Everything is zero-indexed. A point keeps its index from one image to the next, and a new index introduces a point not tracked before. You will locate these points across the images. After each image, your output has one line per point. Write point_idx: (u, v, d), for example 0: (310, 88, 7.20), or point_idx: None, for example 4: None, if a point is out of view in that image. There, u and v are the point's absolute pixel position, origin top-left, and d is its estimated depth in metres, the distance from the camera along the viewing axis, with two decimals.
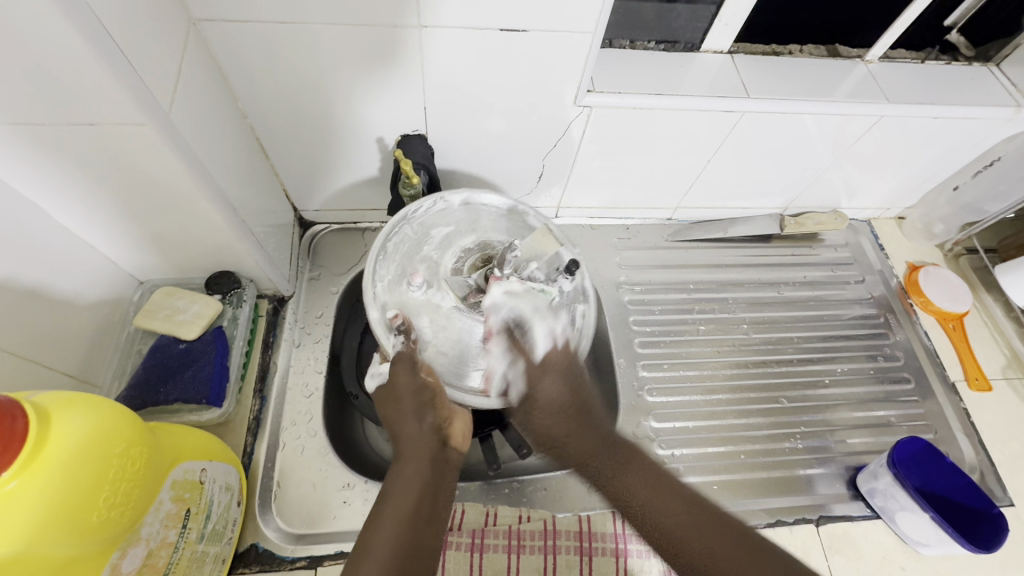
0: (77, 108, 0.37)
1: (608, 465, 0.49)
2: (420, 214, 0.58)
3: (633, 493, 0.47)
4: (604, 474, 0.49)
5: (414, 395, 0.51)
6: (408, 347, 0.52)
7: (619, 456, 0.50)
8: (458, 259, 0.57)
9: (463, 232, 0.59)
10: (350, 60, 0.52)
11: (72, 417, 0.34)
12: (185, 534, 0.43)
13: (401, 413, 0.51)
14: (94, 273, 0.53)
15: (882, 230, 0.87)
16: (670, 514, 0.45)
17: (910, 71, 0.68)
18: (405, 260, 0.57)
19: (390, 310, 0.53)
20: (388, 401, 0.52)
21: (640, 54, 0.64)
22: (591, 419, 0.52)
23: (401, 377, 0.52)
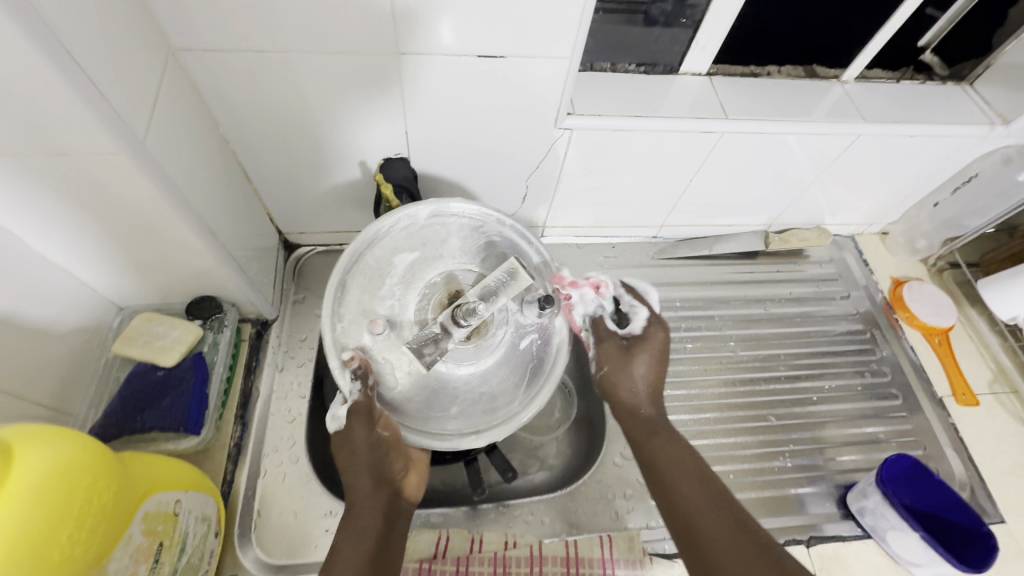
0: (50, 136, 0.37)
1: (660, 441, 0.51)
2: (386, 237, 0.55)
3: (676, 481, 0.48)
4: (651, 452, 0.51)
5: (369, 450, 0.49)
6: (364, 395, 0.50)
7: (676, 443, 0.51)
8: (423, 299, 0.55)
9: (429, 261, 0.56)
10: (331, 85, 0.52)
11: (35, 451, 0.34)
12: (157, 568, 0.42)
13: (354, 468, 0.49)
14: (69, 300, 0.52)
15: (866, 246, 0.88)
16: (706, 507, 0.45)
17: (885, 90, 0.70)
18: (368, 295, 0.54)
19: (346, 354, 0.50)
20: (343, 452, 0.50)
21: (621, 77, 0.65)
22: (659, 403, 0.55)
23: (359, 431, 0.49)
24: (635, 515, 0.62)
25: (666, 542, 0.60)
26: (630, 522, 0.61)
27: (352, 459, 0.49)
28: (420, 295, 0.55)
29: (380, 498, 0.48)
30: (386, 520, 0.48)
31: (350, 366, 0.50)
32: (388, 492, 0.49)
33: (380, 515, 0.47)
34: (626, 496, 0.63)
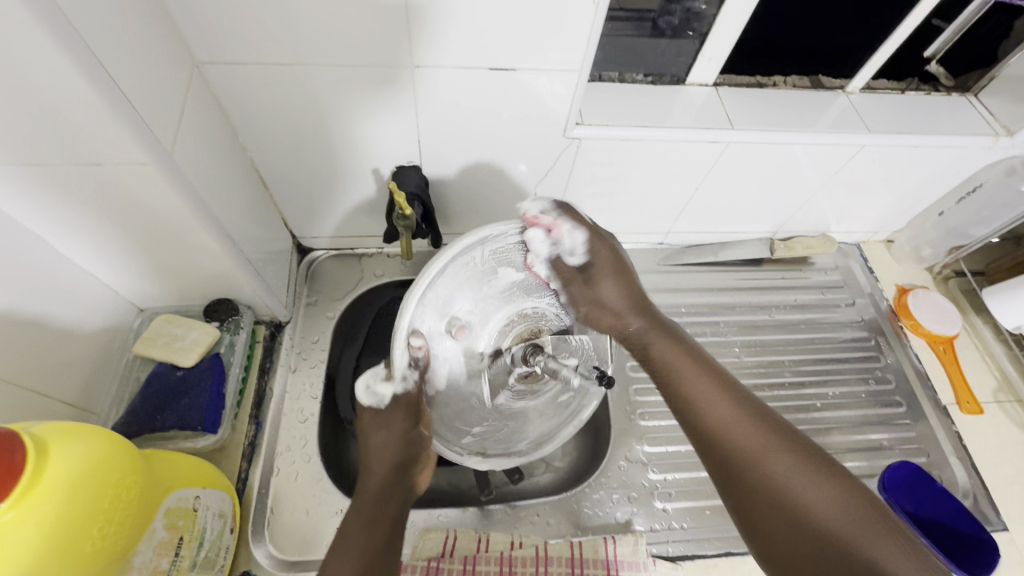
0: (81, 148, 0.39)
1: (674, 360, 0.50)
2: (500, 254, 0.53)
3: (700, 403, 0.47)
4: (665, 370, 0.50)
5: (399, 440, 0.49)
6: (408, 389, 0.50)
7: (692, 360, 0.50)
8: (502, 325, 0.55)
9: (530, 290, 0.56)
10: (347, 96, 0.54)
11: (69, 447, 0.35)
12: (177, 561, 0.44)
13: (382, 453, 0.48)
14: (94, 302, 0.54)
15: (871, 253, 0.88)
16: (747, 440, 0.43)
17: (890, 101, 0.70)
18: (464, 296, 0.52)
19: (412, 344, 0.48)
20: (381, 425, 0.49)
21: (628, 87, 0.66)
22: (653, 314, 0.54)
23: (400, 419, 0.49)
24: (639, 517, 0.63)
25: (668, 544, 0.62)
26: (634, 524, 0.62)
27: (383, 444, 0.49)
28: (506, 319, 0.56)
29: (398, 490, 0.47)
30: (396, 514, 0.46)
31: (417, 349, 0.48)
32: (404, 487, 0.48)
33: (390, 509, 0.46)
34: (629, 497, 0.64)
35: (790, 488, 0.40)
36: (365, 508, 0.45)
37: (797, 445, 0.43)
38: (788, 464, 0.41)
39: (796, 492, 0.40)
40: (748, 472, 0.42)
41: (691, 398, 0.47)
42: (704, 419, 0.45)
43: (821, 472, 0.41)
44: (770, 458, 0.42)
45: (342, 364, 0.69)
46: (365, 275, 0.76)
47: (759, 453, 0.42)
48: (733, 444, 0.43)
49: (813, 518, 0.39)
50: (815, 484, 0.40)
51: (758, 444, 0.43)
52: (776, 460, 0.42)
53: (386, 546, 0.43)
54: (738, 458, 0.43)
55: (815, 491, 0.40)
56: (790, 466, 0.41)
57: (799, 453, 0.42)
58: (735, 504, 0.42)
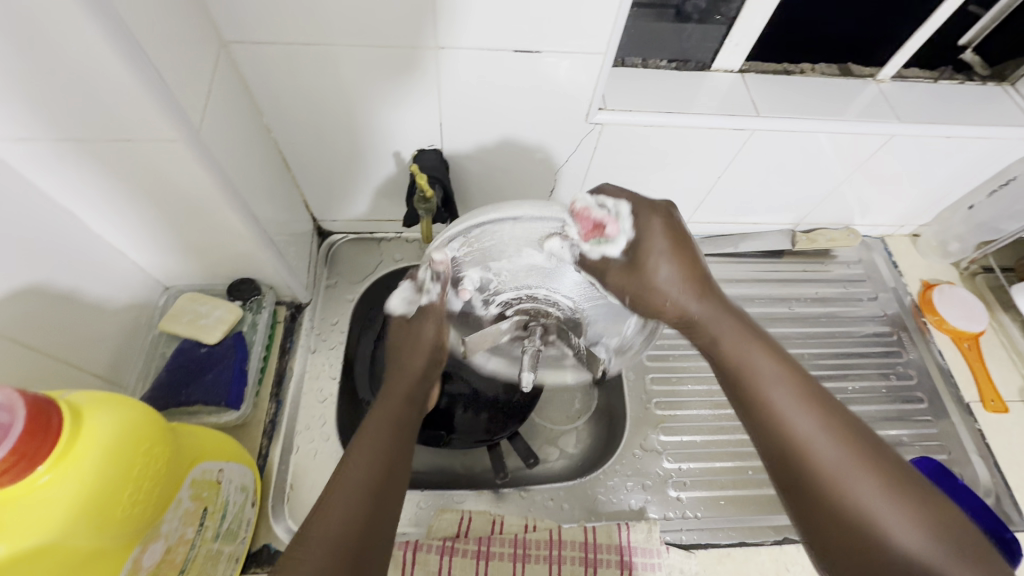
0: (112, 123, 0.40)
1: (754, 363, 0.42)
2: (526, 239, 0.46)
3: (786, 409, 0.40)
4: (737, 367, 0.43)
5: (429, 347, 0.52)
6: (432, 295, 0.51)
7: (769, 357, 0.42)
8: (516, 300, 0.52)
9: (547, 280, 0.50)
10: (371, 78, 0.54)
11: (102, 416, 0.36)
12: (201, 531, 0.45)
13: (413, 352, 0.53)
14: (122, 278, 0.55)
15: (896, 247, 0.87)
16: (827, 451, 0.38)
17: (922, 90, 0.69)
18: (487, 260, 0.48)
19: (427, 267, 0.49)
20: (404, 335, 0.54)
21: (653, 72, 0.66)
22: (725, 305, 0.45)
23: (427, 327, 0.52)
24: (653, 505, 0.63)
25: (682, 533, 0.62)
26: (648, 512, 0.63)
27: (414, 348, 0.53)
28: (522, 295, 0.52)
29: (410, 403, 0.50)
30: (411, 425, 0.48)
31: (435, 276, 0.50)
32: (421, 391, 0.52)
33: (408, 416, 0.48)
34: (643, 485, 0.64)
35: (870, 501, 0.37)
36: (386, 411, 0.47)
37: (878, 455, 0.38)
38: (873, 477, 0.37)
39: (877, 510, 0.36)
40: (825, 485, 0.38)
41: (770, 399, 0.41)
42: (785, 428, 0.40)
43: (900, 484, 0.37)
44: (852, 470, 0.38)
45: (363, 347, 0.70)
46: (383, 260, 0.77)
47: (840, 466, 0.38)
48: (813, 456, 0.38)
49: (887, 529, 0.36)
50: (899, 498, 0.37)
51: (843, 455, 0.38)
52: (862, 475, 0.37)
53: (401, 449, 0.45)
54: (820, 471, 0.38)
55: (899, 510, 0.36)
56: (870, 475, 0.37)
57: (881, 466, 0.38)
58: (802, 518, 0.39)
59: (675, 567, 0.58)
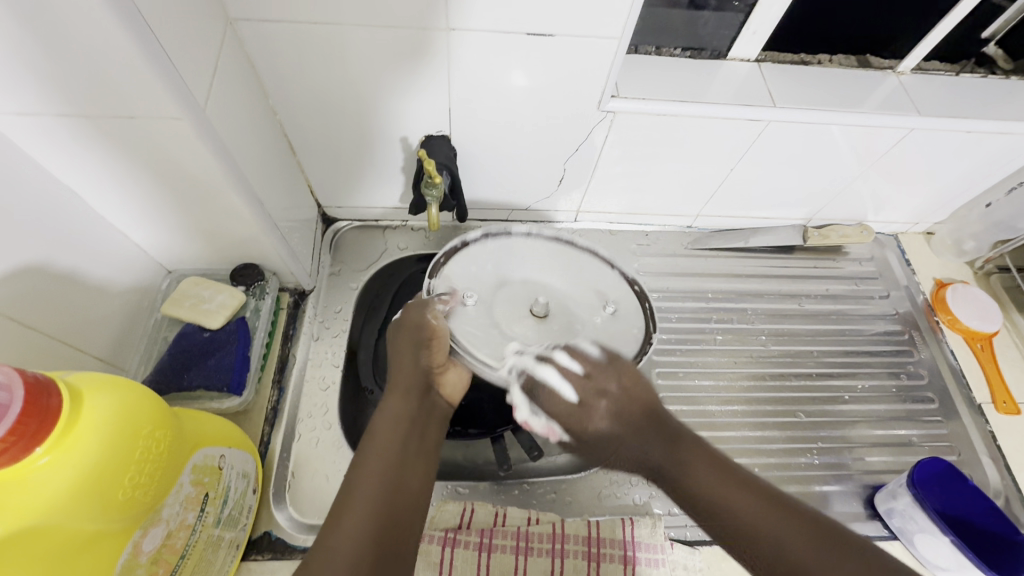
0: (115, 99, 0.39)
1: (689, 458, 0.45)
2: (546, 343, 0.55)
3: (716, 495, 0.43)
4: (678, 477, 0.45)
5: (416, 333, 0.53)
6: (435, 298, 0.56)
7: (689, 451, 0.46)
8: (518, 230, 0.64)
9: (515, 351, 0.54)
10: (379, 61, 0.53)
11: (102, 398, 0.36)
12: (203, 517, 0.44)
13: (400, 346, 0.53)
14: (123, 260, 0.54)
15: (909, 245, 0.85)
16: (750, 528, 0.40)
17: (942, 83, 0.67)
18: (506, 323, 0.56)
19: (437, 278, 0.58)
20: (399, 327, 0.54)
21: (666, 60, 0.64)
22: (658, 418, 0.49)
23: (410, 314, 0.54)
24: (657, 501, 0.62)
25: (686, 528, 0.61)
26: (652, 507, 0.62)
27: (400, 341, 0.54)
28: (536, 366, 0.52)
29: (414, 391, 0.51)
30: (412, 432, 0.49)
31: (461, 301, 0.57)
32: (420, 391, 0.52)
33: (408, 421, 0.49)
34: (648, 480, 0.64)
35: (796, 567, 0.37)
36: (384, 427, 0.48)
37: (770, 496, 0.42)
38: (782, 523, 0.40)
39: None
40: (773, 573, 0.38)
41: (698, 490, 0.44)
42: (703, 507, 0.43)
43: (809, 535, 0.39)
44: (791, 547, 0.38)
45: (365, 337, 0.70)
46: (388, 249, 0.76)
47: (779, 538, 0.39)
48: (743, 528, 0.40)
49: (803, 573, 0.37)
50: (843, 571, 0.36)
51: (775, 529, 0.39)
52: (800, 549, 0.38)
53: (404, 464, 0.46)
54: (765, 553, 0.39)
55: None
56: (802, 542, 0.38)
57: (802, 520, 0.39)
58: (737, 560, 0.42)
59: (679, 564, 0.57)
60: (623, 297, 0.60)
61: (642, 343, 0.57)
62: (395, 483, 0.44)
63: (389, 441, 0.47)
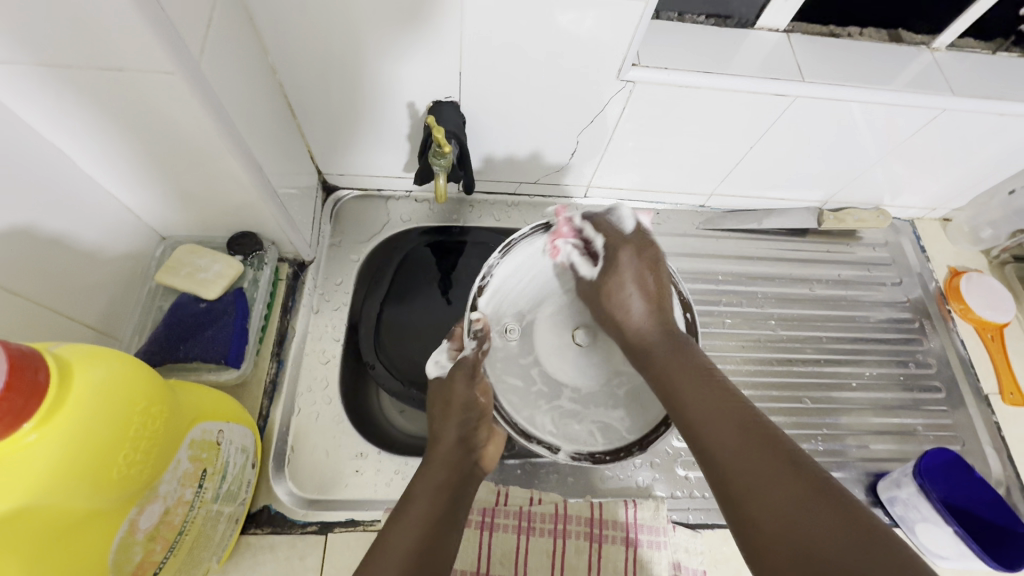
0: (102, 52, 0.36)
1: (677, 372, 0.48)
2: (579, 388, 0.59)
3: (687, 402, 0.45)
4: (671, 386, 0.48)
5: (464, 408, 0.54)
6: (475, 355, 0.56)
7: (682, 360, 0.49)
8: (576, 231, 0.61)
9: (550, 428, 0.56)
10: (385, 18, 0.49)
11: (94, 370, 0.34)
12: (201, 493, 0.43)
13: (446, 421, 0.54)
14: (114, 224, 0.52)
15: (925, 232, 0.83)
16: (736, 443, 0.41)
17: (976, 62, 0.64)
18: (547, 357, 0.60)
19: (476, 313, 0.57)
20: (439, 401, 0.55)
21: (690, 28, 0.61)
22: (672, 331, 0.52)
23: (459, 387, 0.55)
24: (661, 483, 0.62)
25: (689, 512, 0.61)
26: (655, 489, 0.62)
27: (448, 413, 0.54)
28: (565, 441, 0.56)
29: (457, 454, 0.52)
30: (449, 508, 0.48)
31: (505, 337, 0.60)
32: (462, 468, 0.52)
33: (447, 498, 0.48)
34: (652, 463, 0.63)
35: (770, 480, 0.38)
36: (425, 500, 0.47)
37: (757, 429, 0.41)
38: (742, 434, 0.41)
39: (776, 497, 0.37)
40: (729, 483, 0.40)
41: (680, 413, 0.46)
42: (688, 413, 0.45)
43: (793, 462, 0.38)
44: (747, 464, 0.39)
45: (366, 308, 0.68)
46: (391, 221, 0.73)
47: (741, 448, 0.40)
48: (709, 446, 0.42)
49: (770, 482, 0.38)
50: (793, 483, 0.37)
51: (734, 445, 0.41)
52: (755, 463, 0.39)
53: (434, 544, 0.44)
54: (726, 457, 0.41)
55: (781, 497, 0.37)
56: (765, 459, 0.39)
57: (763, 434, 0.41)
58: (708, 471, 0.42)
59: (680, 546, 0.57)
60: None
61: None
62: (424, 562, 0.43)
63: (425, 515, 0.46)
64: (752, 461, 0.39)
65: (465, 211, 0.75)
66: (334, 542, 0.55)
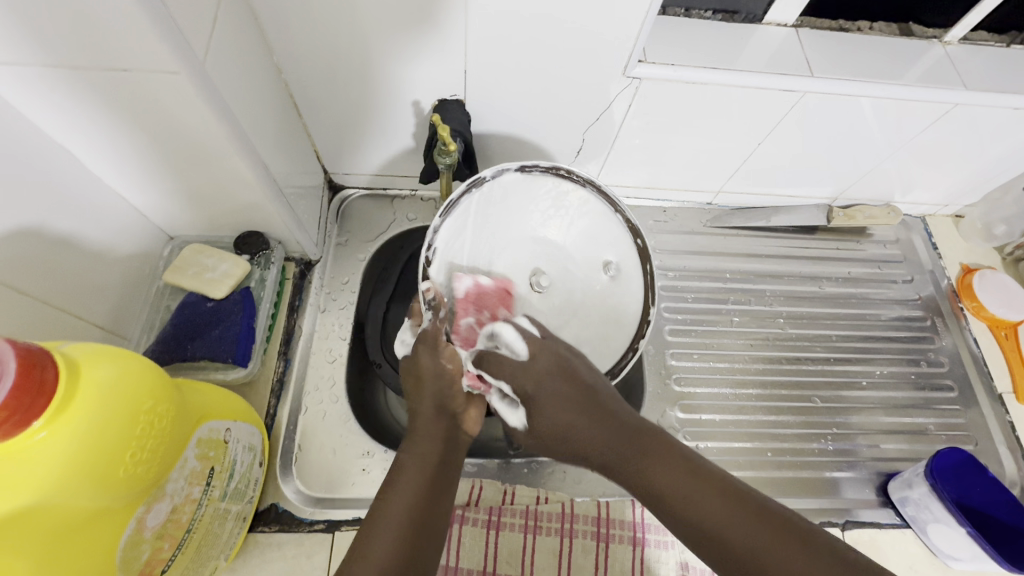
0: (109, 52, 0.36)
1: (629, 464, 0.42)
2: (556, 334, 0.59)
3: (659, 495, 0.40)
4: (633, 482, 0.42)
5: (434, 378, 0.49)
6: (433, 325, 0.53)
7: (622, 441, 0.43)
8: (515, 176, 0.56)
9: None
10: (389, 16, 0.49)
11: (102, 369, 0.34)
12: (209, 491, 0.44)
13: (420, 395, 0.49)
14: (122, 224, 0.52)
15: (937, 228, 0.82)
16: (731, 531, 0.36)
17: (990, 56, 0.63)
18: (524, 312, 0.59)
19: (425, 283, 0.54)
20: (411, 379, 0.51)
21: (697, 24, 0.60)
22: (606, 411, 0.46)
23: (425, 359, 0.50)
24: None
25: None
26: None
27: (419, 386, 0.50)
28: None
29: (441, 425, 0.47)
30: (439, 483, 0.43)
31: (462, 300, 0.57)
32: (447, 435, 0.47)
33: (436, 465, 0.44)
34: None
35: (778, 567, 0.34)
36: (411, 472, 0.43)
37: (731, 495, 0.38)
38: (726, 516, 0.37)
39: (764, 560, 0.34)
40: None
41: (661, 509, 0.40)
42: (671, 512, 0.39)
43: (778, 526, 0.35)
44: (750, 547, 0.35)
45: (372, 308, 0.67)
46: (396, 220, 0.73)
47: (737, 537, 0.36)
48: (704, 543, 0.37)
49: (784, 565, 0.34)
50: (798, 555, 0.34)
51: (727, 528, 0.36)
52: (759, 547, 0.35)
53: (427, 517, 0.40)
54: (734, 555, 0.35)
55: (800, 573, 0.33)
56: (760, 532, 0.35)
57: (744, 510, 0.36)
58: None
59: (688, 546, 0.57)
60: (624, 255, 0.59)
61: (638, 325, 0.57)
62: (414, 543, 0.38)
63: (411, 494, 0.41)
64: (756, 545, 0.35)
65: None
66: (341, 540, 0.55)
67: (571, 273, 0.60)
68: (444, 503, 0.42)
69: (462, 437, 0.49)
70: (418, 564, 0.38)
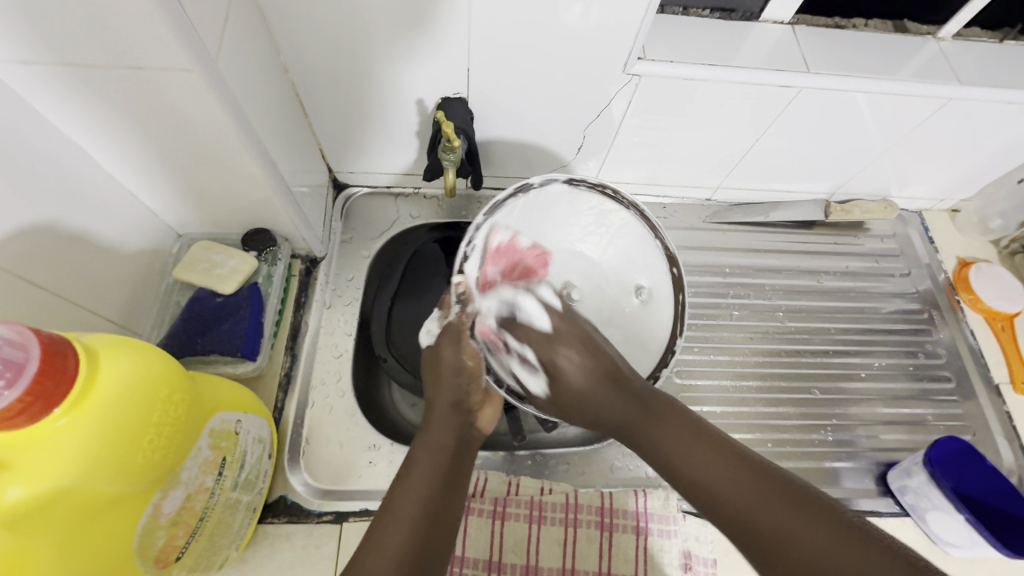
0: (125, 51, 0.37)
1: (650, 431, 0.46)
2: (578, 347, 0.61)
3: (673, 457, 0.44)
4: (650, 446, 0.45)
5: (453, 373, 0.52)
6: (460, 318, 0.54)
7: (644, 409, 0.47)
8: (561, 188, 0.57)
9: None
10: (394, 17, 0.50)
11: (120, 358, 0.35)
12: (221, 480, 0.44)
13: (438, 386, 0.52)
14: (134, 221, 0.53)
15: (933, 223, 0.83)
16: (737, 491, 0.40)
17: (984, 51, 0.64)
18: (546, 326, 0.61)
19: (459, 275, 0.53)
20: (433, 370, 0.53)
21: (695, 21, 0.61)
22: (622, 377, 0.49)
23: (447, 352, 0.52)
24: None
25: None
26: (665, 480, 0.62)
27: (438, 380, 0.52)
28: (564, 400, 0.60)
29: (455, 418, 0.50)
30: (452, 472, 0.46)
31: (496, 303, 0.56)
32: (462, 429, 0.50)
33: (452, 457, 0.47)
34: None
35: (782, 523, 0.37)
36: (427, 463, 0.46)
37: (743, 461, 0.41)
38: (739, 476, 0.41)
39: (762, 515, 0.38)
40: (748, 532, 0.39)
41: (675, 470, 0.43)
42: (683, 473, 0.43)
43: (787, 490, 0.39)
44: (755, 505, 0.39)
45: (377, 305, 0.68)
46: (400, 218, 0.74)
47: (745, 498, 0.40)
48: (713, 501, 0.41)
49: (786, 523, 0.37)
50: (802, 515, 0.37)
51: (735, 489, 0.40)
52: (764, 506, 0.39)
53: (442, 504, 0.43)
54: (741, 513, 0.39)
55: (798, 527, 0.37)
56: (763, 493, 0.39)
57: (756, 474, 0.40)
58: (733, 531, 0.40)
59: (691, 535, 0.57)
60: (657, 281, 0.60)
61: (663, 353, 0.58)
62: (429, 528, 0.41)
63: (428, 479, 0.44)
64: (760, 504, 0.39)
65: (473, 207, 0.76)
66: (349, 531, 0.55)
67: (604, 292, 0.61)
68: (457, 492, 0.45)
69: (476, 431, 0.52)
70: (437, 546, 0.41)
